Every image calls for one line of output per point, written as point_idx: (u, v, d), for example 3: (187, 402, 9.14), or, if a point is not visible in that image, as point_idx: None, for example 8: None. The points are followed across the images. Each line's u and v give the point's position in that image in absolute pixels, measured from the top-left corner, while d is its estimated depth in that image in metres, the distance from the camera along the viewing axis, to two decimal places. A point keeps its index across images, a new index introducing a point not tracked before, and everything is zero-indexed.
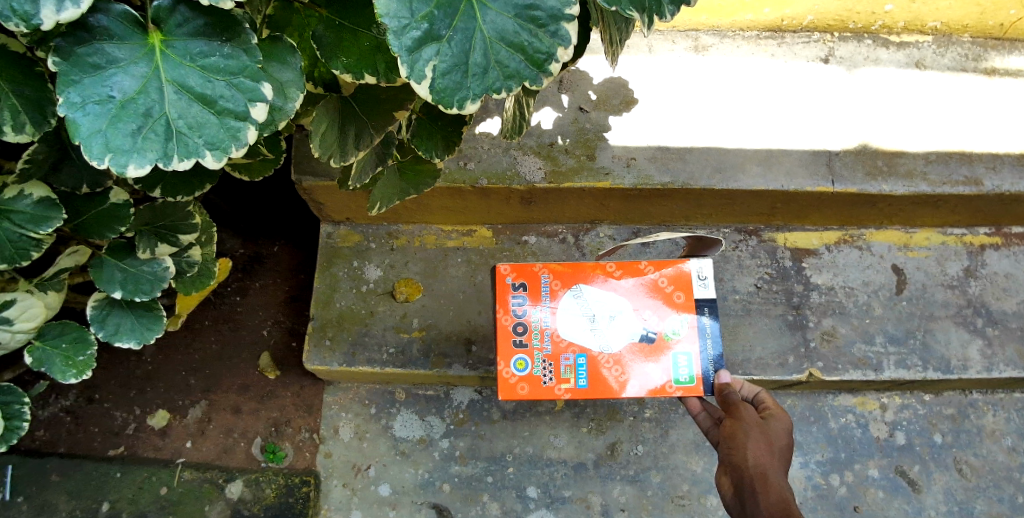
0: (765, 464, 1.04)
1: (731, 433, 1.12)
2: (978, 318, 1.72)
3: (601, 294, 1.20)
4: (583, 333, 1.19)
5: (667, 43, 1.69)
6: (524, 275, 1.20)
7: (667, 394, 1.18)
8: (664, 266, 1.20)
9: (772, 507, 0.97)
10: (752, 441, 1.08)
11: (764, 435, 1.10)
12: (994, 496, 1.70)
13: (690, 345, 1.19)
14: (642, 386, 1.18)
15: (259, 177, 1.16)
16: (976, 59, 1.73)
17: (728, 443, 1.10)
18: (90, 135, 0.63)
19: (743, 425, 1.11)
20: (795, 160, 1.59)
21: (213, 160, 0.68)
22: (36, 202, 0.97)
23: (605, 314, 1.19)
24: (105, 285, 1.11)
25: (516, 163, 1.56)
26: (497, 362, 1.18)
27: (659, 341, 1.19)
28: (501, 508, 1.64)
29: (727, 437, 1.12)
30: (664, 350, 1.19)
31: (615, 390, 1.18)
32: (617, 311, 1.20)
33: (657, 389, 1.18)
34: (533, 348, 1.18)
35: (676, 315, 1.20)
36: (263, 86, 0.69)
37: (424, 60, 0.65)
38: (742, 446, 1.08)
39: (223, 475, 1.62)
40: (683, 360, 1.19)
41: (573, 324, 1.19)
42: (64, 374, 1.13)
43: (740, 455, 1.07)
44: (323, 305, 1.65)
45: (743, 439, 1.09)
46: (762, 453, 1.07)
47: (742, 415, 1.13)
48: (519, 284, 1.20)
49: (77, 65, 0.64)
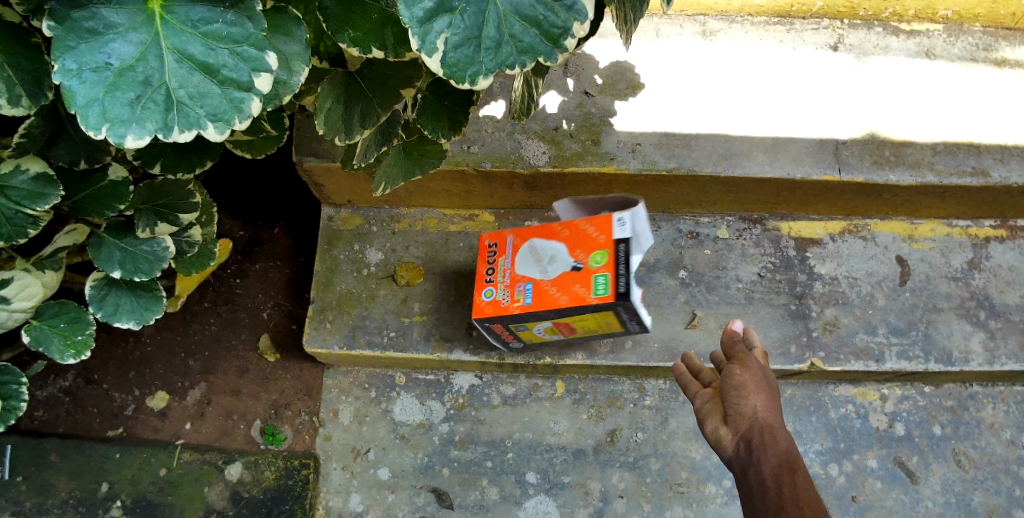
0: (772, 419, 1.03)
1: (740, 381, 1.09)
2: (981, 311, 1.71)
3: (547, 241, 1.33)
4: (529, 266, 1.33)
5: (675, 27, 1.67)
6: (496, 237, 1.40)
7: (583, 304, 1.24)
8: (592, 216, 1.32)
9: (778, 456, 0.95)
10: (759, 394, 1.07)
11: (769, 390, 1.09)
12: (992, 488, 1.70)
13: (609, 267, 1.26)
14: (569, 301, 1.26)
15: (262, 155, 1.15)
16: (986, 49, 1.71)
17: (735, 389, 1.08)
18: (87, 103, 0.62)
19: (752, 377, 1.09)
20: (801, 148, 1.57)
21: (215, 132, 0.66)
22: (33, 177, 0.95)
23: (548, 254, 1.32)
24: (103, 264, 1.10)
25: (520, 147, 1.54)
26: (472, 293, 1.35)
27: (583, 267, 1.27)
28: (499, 493, 1.63)
29: (734, 383, 1.09)
30: (586, 272, 1.27)
31: (554, 304, 1.26)
32: (554, 250, 1.32)
33: (580, 301, 1.25)
34: (497, 281, 1.35)
35: (600, 247, 1.28)
36: (267, 56, 0.67)
37: (436, 32, 0.63)
38: (750, 396, 1.06)
39: (222, 457, 1.62)
40: (601, 279, 1.25)
41: (527, 263, 1.33)
42: (62, 354, 1.11)
43: (749, 406, 1.05)
44: (323, 288, 1.64)
45: (752, 389, 1.07)
46: (768, 406, 1.05)
47: (751, 369, 1.12)
48: (492, 245, 1.39)
49: (72, 30, 0.62)
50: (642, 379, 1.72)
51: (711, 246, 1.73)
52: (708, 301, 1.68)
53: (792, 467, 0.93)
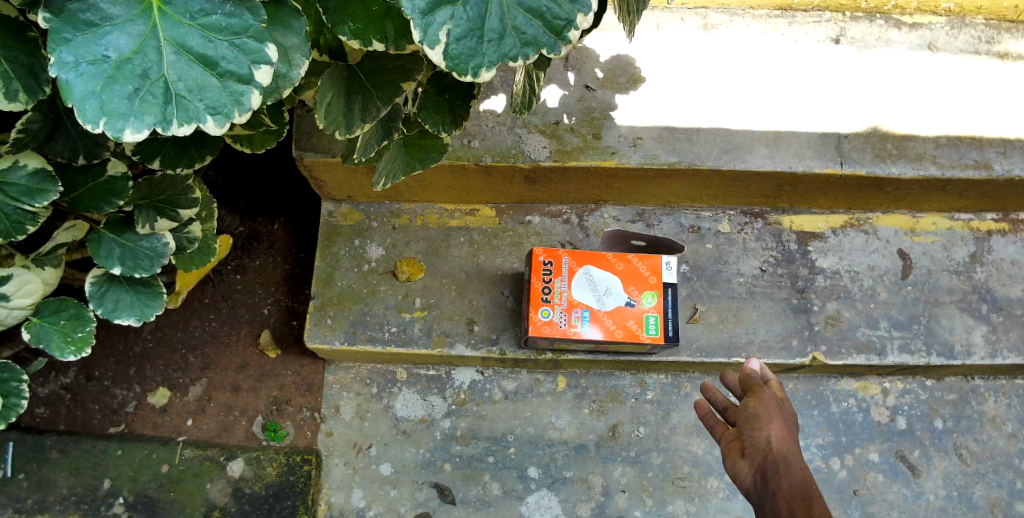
0: (787, 450, 1.03)
1: (754, 413, 1.09)
2: (983, 304, 1.71)
3: (602, 271, 1.50)
4: (589, 296, 1.48)
5: (676, 20, 1.66)
6: (552, 256, 1.50)
7: (637, 340, 1.47)
8: (644, 257, 1.52)
9: (794, 489, 0.96)
10: (773, 425, 1.07)
11: (784, 421, 1.09)
12: (993, 482, 1.70)
13: (659, 308, 1.49)
14: (621, 334, 1.47)
15: (261, 149, 1.14)
16: (988, 42, 1.70)
17: (750, 420, 1.08)
18: (84, 96, 0.61)
19: (767, 406, 1.10)
20: (803, 142, 1.56)
21: (215, 126, 0.65)
22: (31, 173, 0.94)
23: (603, 284, 1.49)
24: (103, 260, 1.09)
25: (521, 141, 1.53)
26: (527, 310, 1.48)
27: (636, 307, 1.48)
28: (501, 488, 1.63)
29: (749, 414, 1.09)
30: (639, 312, 1.48)
31: (606, 336, 1.47)
32: (610, 286, 1.49)
33: (632, 336, 1.47)
34: (555, 303, 1.47)
35: (650, 289, 1.49)
36: (267, 47, 0.66)
37: (438, 24, 0.62)
38: (765, 428, 1.06)
39: (223, 453, 1.59)
40: (651, 320, 1.48)
41: (583, 289, 1.48)
42: (62, 351, 1.11)
43: (763, 437, 1.04)
44: (323, 284, 1.63)
45: (766, 420, 1.07)
46: (783, 436, 1.05)
47: (765, 398, 1.12)
48: (549, 264, 1.50)
49: (68, 22, 0.61)
50: (643, 374, 1.72)
51: (713, 241, 1.72)
52: (710, 295, 1.67)
53: (807, 498, 0.95)
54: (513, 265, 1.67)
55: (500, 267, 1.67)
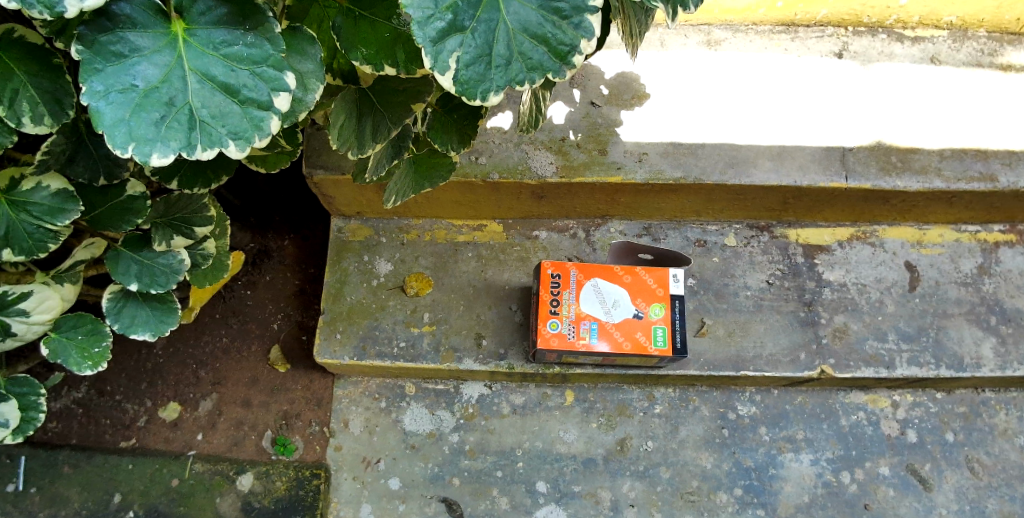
0: None
1: None
2: (992, 316, 1.71)
3: (609, 284, 1.51)
4: (597, 308, 1.49)
5: (679, 37, 1.68)
6: (559, 268, 1.52)
7: (646, 353, 1.47)
8: (652, 269, 1.54)
9: None
10: None
11: None
12: (1006, 495, 1.68)
13: (666, 320, 1.49)
14: (630, 346, 1.47)
15: (274, 169, 1.16)
16: (991, 54, 1.72)
17: None
18: (114, 123, 0.64)
19: None
20: (808, 156, 1.58)
21: (237, 150, 0.67)
22: (54, 194, 0.97)
23: (610, 297, 1.50)
24: (121, 277, 1.12)
25: (528, 158, 1.55)
26: (536, 323, 1.49)
27: (644, 319, 1.49)
28: (510, 502, 1.63)
29: None
30: (647, 324, 1.49)
31: (615, 347, 1.47)
32: (618, 298, 1.50)
33: (641, 348, 1.47)
34: (562, 314, 1.49)
35: (658, 301, 1.50)
36: (286, 76, 0.68)
37: (448, 51, 0.65)
38: None
39: (233, 468, 1.61)
40: (659, 332, 1.48)
41: (591, 301, 1.49)
42: (79, 365, 1.13)
43: None
44: (333, 299, 1.65)
45: None
46: None
47: None
48: (556, 277, 1.51)
49: (99, 53, 0.64)
50: (651, 387, 1.73)
51: (720, 254, 1.74)
52: (717, 308, 1.68)
53: None
54: (520, 279, 1.68)
55: (508, 281, 1.68)
